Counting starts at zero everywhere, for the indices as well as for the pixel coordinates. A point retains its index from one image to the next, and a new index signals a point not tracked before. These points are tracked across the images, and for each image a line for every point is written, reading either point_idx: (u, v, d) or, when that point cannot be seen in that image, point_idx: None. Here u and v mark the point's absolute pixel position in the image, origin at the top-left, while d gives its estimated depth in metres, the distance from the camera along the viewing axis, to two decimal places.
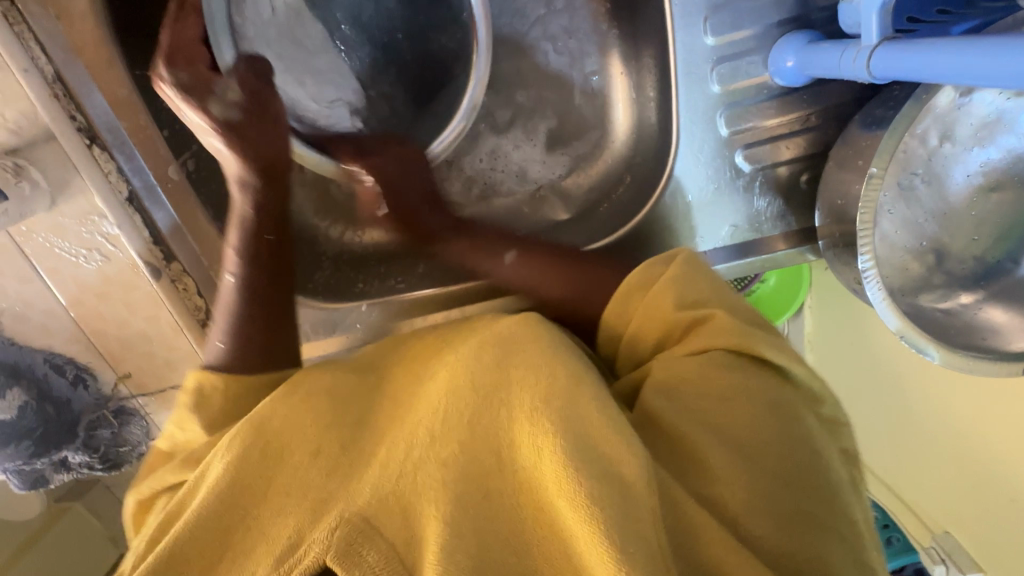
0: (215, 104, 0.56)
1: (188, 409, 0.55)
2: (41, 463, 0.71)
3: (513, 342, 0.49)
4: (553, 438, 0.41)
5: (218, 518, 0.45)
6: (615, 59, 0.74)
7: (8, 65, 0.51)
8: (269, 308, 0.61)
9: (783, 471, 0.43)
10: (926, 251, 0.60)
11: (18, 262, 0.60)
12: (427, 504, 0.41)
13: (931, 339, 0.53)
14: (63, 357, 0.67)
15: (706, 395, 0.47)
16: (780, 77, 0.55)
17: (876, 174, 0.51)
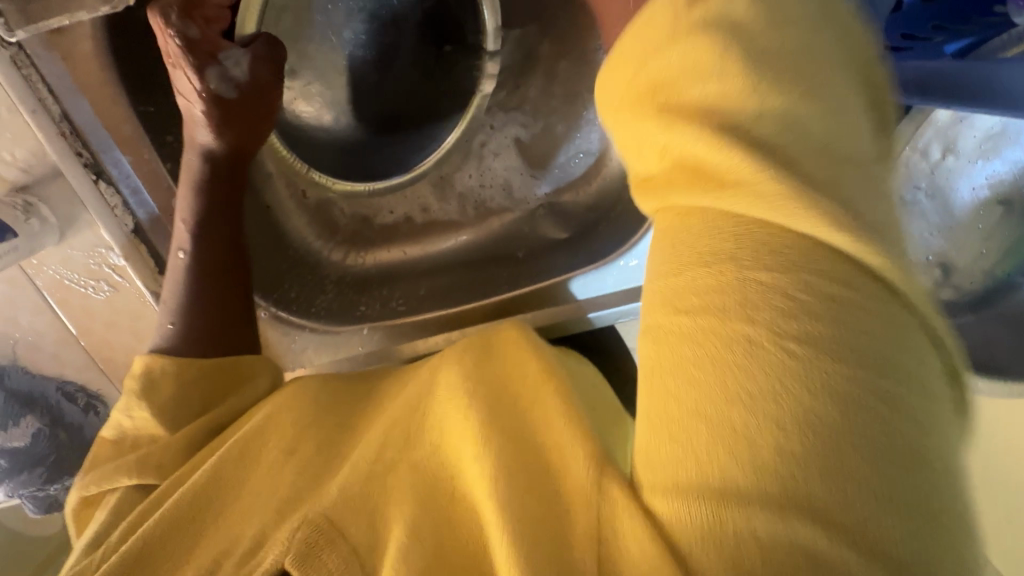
0: (215, 72, 0.57)
1: (136, 394, 0.54)
2: (53, 489, 0.72)
3: (490, 348, 0.54)
4: (504, 424, 0.43)
5: (190, 518, 0.47)
6: None
7: (17, 107, 0.53)
8: (228, 291, 0.61)
9: (833, 439, 0.27)
10: (933, 265, 0.58)
11: (30, 294, 0.62)
12: (394, 509, 0.43)
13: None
14: (75, 385, 0.69)
15: (696, 295, 0.30)
16: None
17: None
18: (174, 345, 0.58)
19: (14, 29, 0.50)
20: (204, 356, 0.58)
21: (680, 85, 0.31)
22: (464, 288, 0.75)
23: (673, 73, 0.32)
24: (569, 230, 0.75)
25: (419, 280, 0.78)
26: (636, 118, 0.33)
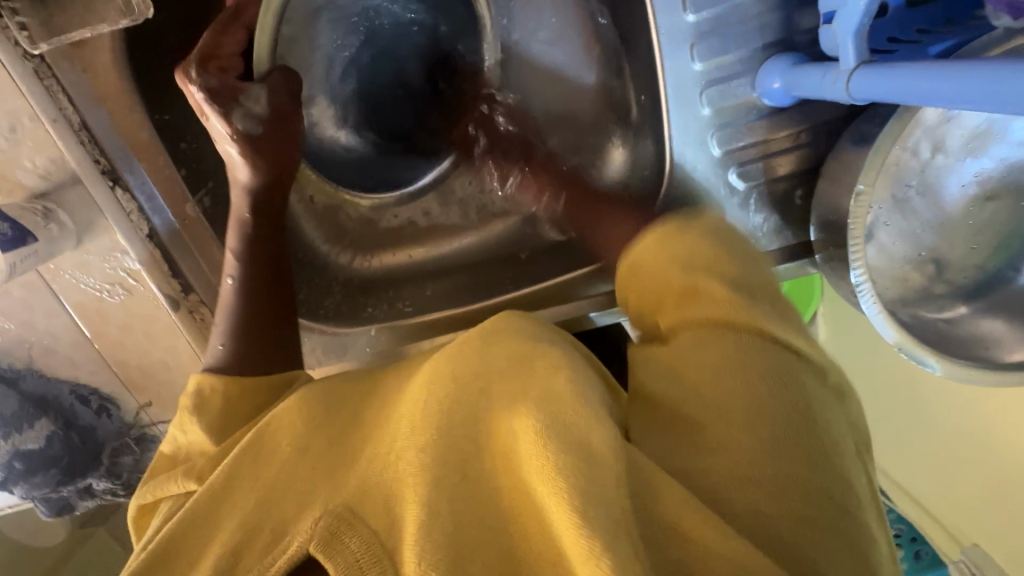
0: (239, 113, 0.60)
1: (188, 411, 0.57)
2: (67, 490, 0.73)
3: (493, 334, 0.54)
4: (528, 418, 0.45)
5: (211, 510, 0.50)
6: (608, 83, 0.73)
7: (38, 116, 0.55)
8: (270, 310, 0.65)
9: (794, 426, 0.44)
10: (925, 261, 0.60)
11: (47, 298, 0.64)
12: (407, 490, 0.45)
13: (931, 350, 0.54)
14: (88, 388, 0.70)
15: (704, 368, 0.46)
16: (768, 98, 0.55)
17: (863, 191, 0.52)
18: (223, 359, 0.61)
19: (38, 42, 0.52)
20: (244, 374, 0.60)
21: (672, 246, 0.55)
22: (470, 290, 0.77)
23: (674, 254, 0.54)
24: (570, 231, 0.77)
25: (424, 283, 0.79)
26: (648, 277, 0.56)
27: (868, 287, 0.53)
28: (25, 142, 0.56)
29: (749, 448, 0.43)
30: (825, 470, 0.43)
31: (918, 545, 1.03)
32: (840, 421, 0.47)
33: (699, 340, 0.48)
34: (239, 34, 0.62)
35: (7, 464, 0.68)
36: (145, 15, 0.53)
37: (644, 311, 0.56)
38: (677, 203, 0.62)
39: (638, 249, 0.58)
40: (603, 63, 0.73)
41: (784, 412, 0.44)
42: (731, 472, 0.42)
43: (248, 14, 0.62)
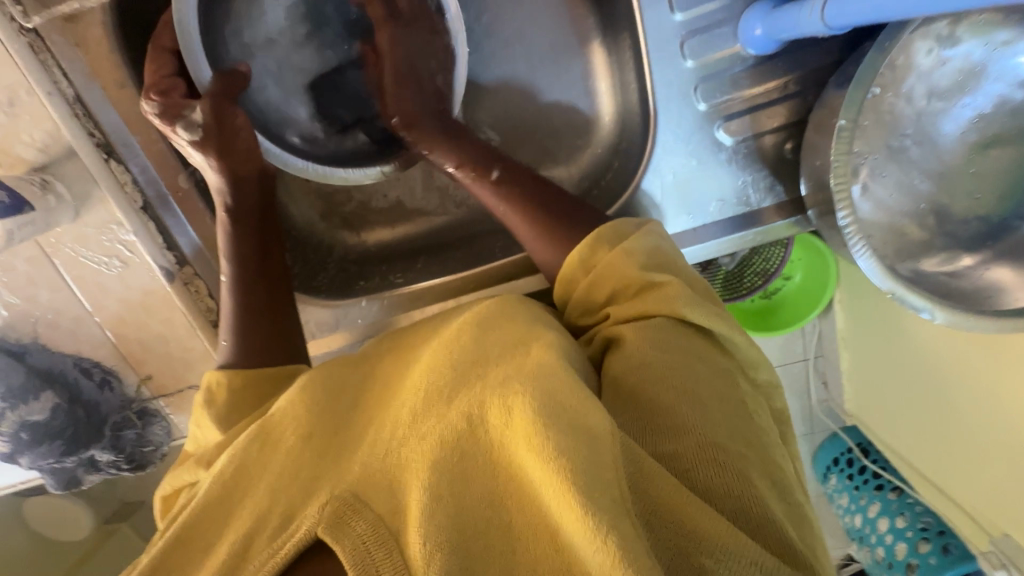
0: (185, 124, 0.62)
1: (201, 408, 0.59)
2: (72, 461, 0.75)
3: (487, 322, 0.55)
4: (521, 398, 0.45)
5: (222, 497, 0.51)
6: (596, 47, 0.72)
7: (33, 88, 0.57)
8: (269, 302, 0.66)
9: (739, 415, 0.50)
10: (925, 213, 0.58)
11: (49, 273, 0.66)
12: (411, 477, 0.46)
13: (927, 297, 0.53)
14: (91, 361, 0.72)
15: (660, 366, 0.50)
16: (751, 46, 0.54)
17: (845, 126, 0.52)
18: (228, 355, 0.63)
19: (31, 15, 0.56)
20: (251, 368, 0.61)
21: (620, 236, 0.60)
22: (460, 263, 0.77)
23: (631, 252, 0.57)
24: None
25: (417, 256, 0.80)
26: (601, 269, 0.58)
27: (859, 240, 0.53)
28: (22, 115, 0.58)
29: (713, 430, 0.47)
30: (766, 452, 0.49)
31: (947, 539, 1.06)
32: (765, 411, 0.54)
33: (645, 340, 0.52)
34: (166, 57, 0.63)
35: (14, 436, 0.71)
36: None
37: (598, 284, 0.58)
38: (666, 162, 0.60)
39: (584, 242, 0.60)
40: (590, 27, 0.72)
41: (730, 402, 0.50)
42: (699, 453, 0.46)
43: (165, 36, 0.63)
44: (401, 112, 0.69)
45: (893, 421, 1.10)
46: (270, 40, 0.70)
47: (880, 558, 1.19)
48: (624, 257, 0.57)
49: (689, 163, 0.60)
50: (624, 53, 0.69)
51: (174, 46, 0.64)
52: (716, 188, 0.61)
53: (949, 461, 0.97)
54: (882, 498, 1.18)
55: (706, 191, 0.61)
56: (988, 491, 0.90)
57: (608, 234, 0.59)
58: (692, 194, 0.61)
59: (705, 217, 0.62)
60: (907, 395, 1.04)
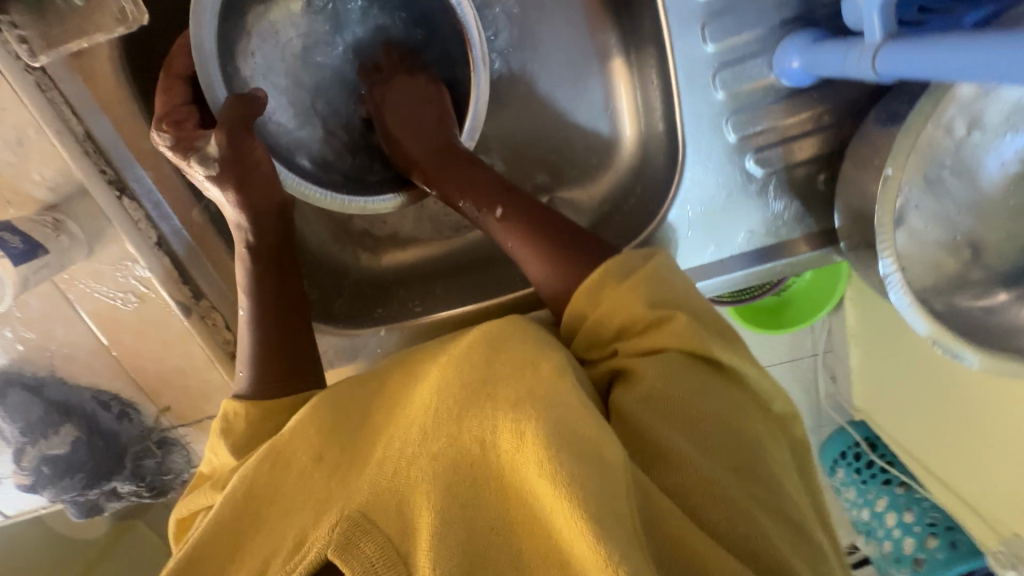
0: (196, 157, 0.58)
1: (216, 435, 0.59)
2: (94, 493, 0.75)
3: (499, 339, 0.52)
4: (532, 422, 0.45)
5: (237, 517, 0.51)
6: (617, 64, 0.70)
7: (43, 129, 0.55)
8: (283, 325, 0.64)
9: (766, 456, 0.50)
10: (961, 245, 0.56)
11: (64, 308, 0.65)
12: (419, 498, 0.46)
13: (969, 344, 0.51)
14: (109, 393, 0.71)
15: (667, 402, 0.49)
16: (786, 77, 0.51)
17: (892, 176, 0.49)
18: (247, 386, 0.61)
19: (39, 55, 0.53)
20: (276, 398, 0.60)
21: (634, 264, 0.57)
22: (478, 289, 0.76)
23: (639, 285, 0.55)
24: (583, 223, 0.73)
25: (435, 278, 0.79)
26: (609, 304, 0.56)
27: (897, 277, 0.50)
28: (32, 155, 0.56)
29: (716, 463, 0.47)
30: (770, 484, 0.48)
31: (953, 534, 1.06)
32: (775, 437, 0.53)
33: (658, 372, 0.51)
34: (181, 87, 0.62)
35: (37, 469, 0.71)
36: (139, 24, 0.53)
37: (607, 319, 0.55)
38: (695, 193, 0.59)
39: (594, 274, 0.57)
40: (611, 44, 0.69)
41: (734, 432, 0.50)
42: (699, 489, 0.46)
43: (178, 64, 0.62)
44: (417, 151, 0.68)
45: (902, 419, 1.10)
46: (281, 65, 0.68)
47: (886, 551, 1.18)
48: (631, 292, 0.55)
49: (719, 194, 0.58)
50: (649, 71, 0.67)
51: (188, 74, 0.62)
52: (745, 219, 0.59)
53: (960, 461, 0.98)
54: (890, 492, 1.17)
55: (735, 222, 0.59)
56: (998, 488, 0.90)
57: (617, 266, 0.57)
58: (722, 225, 0.59)
59: (734, 248, 0.60)
60: (920, 395, 1.04)
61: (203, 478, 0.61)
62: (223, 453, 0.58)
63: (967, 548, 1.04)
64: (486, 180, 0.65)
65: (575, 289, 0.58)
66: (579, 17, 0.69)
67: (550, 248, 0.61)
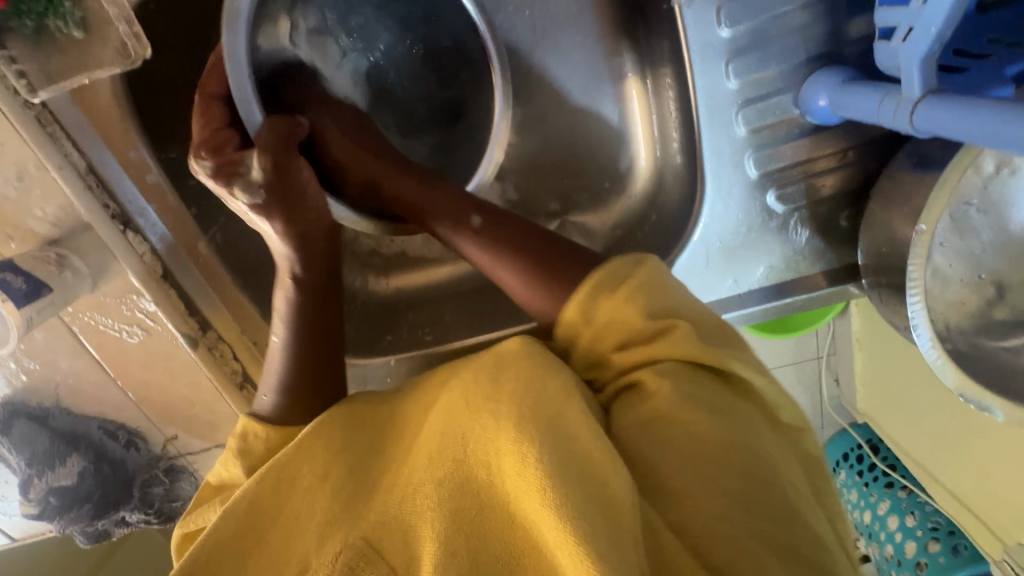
0: (239, 184, 0.56)
1: (233, 453, 0.55)
2: (102, 522, 0.74)
3: (506, 360, 0.50)
4: (531, 447, 0.43)
5: (240, 534, 0.48)
6: (632, 85, 0.67)
7: (44, 164, 0.53)
8: (321, 337, 0.61)
9: (779, 484, 0.43)
10: (985, 283, 0.55)
11: (69, 341, 0.63)
12: (424, 528, 0.44)
13: (996, 396, 0.51)
14: (116, 423, 0.71)
15: (669, 420, 0.45)
16: (813, 115, 0.50)
17: (924, 232, 0.46)
18: (272, 408, 0.58)
19: (37, 90, 0.51)
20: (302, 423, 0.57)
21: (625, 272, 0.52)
22: (489, 314, 0.75)
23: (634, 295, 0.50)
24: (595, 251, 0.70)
25: (444, 302, 0.78)
26: (605, 316, 0.50)
27: (924, 323, 0.48)
28: (33, 189, 0.54)
29: (718, 492, 0.42)
30: (787, 518, 0.41)
31: (955, 539, 1.07)
32: (789, 458, 0.47)
33: (668, 389, 0.46)
34: (217, 106, 0.59)
35: (43, 501, 0.70)
36: (140, 61, 0.52)
37: (602, 337, 0.50)
38: (715, 228, 0.57)
39: (582, 288, 0.51)
40: (625, 65, 0.67)
41: (738, 452, 0.44)
42: (701, 521, 0.40)
43: (212, 83, 0.59)
44: (353, 154, 0.62)
45: (907, 424, 1.09)
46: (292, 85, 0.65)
47: (888, 555, 1.17)
48: (626, 307, 0.49)
49: (738, 229, 0.57)
50: (666, 93, 0.65)
51: (223, 94, 0.59)
52: (764, 255, 0.58)
53: (968, 477, 0.97)
54: (893, 496, 1.18)
55: (754, 257, 0.58)
56: (1005, 504, 0.90)
57: (606, 276, 0.51)
58: (741, 261, 0.58)
59: (753, 282, 0.59)
60: (926, 410, 1.03)
61: (210, 490, 0.56)
62: (233, 465, 0.54)
63: (968, 554, 1.05)
64: (436, 190, 0.61)
65: (566, 302, 0.51)
66: (593, 37, 0.66)
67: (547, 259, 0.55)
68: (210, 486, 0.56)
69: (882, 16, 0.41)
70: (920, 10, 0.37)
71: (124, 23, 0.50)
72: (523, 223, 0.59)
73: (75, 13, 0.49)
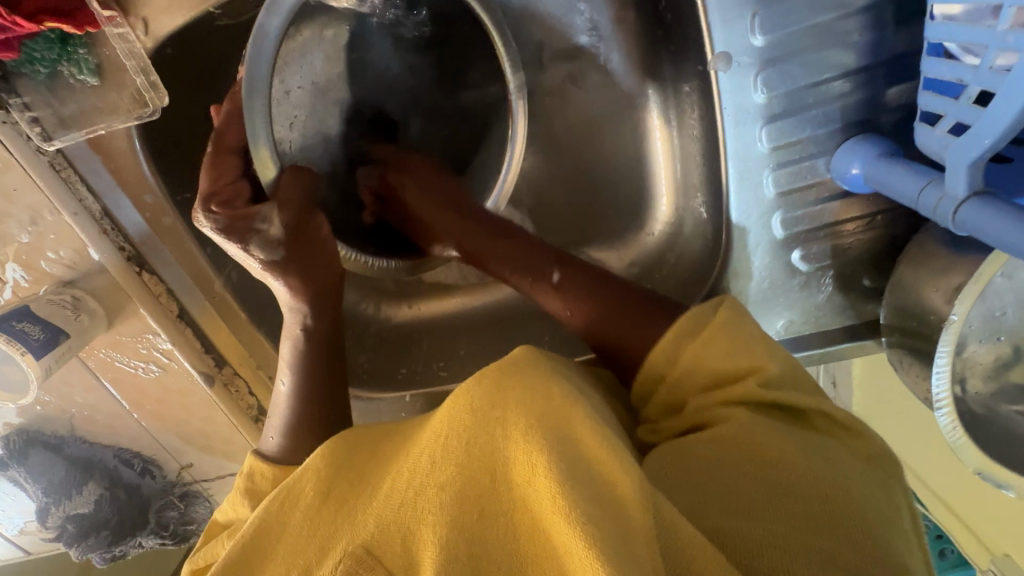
0: (256, 240, 0.52)
1: (241, 493, 0.49)
2: (120, 547, 0.75)
3: (508, 364, 0.44)
4: (544, 452, 0.37)
5: (242, 565, 0.42)
6: (653, 115, 0.63)
7: (58, 211, 0.52)
8: (329, 375, 0.57)
9: (851, 507, 0.37)
10: (1003, 346, 0.53)
11: (85, 376, 0.62)
12: (424, 531, 0.38)
13: (1010, 474, 0.52)
14: (131, 452, 0.70)
15: (735, 441, 0.41)
16: (844, 184, 0.49)
17: (956, 321, 0.46)
18: (278, 449, 0.53)
19: (53, 137, 0.49)
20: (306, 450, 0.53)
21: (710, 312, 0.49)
22: (504, 350, 0.74)
23: (720, 336, 0.46)
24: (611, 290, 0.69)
25: (460, 333, 0.76)
26: (690, 360, 0.47)
27: (947, 404, 0.49)
28: (47, 233, 0.53)
29: (779, 511, 0.36)
30: (851, 537, 0.36)
31: (943, 544, 1.06)
32: (876, 492, 0.40)
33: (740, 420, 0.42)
34: (231, 159, 0.52)
35: (61, 526, 0.71)
36: (157, 112, 0.51)
37: (685, 379, 0.47)
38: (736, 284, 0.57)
39: (673, 327, 0.48)
40: (649, 97, 0.62)
41: (803, 474, 0.39)
42: (762, 530, 0.35)
43: (230, 133, 0.51)
44: (446, 220, 0.62)
45: (894, 429, 1.08)
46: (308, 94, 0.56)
47: None
48: (720, 345, 0.46)
49: (760, 284, 0.57)
50: (690, 122, 0.60)
51: (240, 146, 0.52)
52: (785, 309, 0.58)
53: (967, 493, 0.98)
54: None
55: (775, 311, 0.58)
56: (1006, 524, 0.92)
57: (692, 322, 0.48)
58: (761, 316, 0.58)
59: (773, 334, 0.59)
60: (923, 429, 1.03)
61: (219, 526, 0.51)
62: (240, 506, 0.48)
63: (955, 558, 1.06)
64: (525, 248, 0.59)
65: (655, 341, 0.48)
66: (619, 67, 0.62)
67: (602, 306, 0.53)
68: (218, 522, 0.51)
69: (925, 100, 0.41)
70: (976, 111, 0.36)
71: (141, 74, 0.49)
72: (606, 276, 0.56)
73: (89, 60, 0.47)
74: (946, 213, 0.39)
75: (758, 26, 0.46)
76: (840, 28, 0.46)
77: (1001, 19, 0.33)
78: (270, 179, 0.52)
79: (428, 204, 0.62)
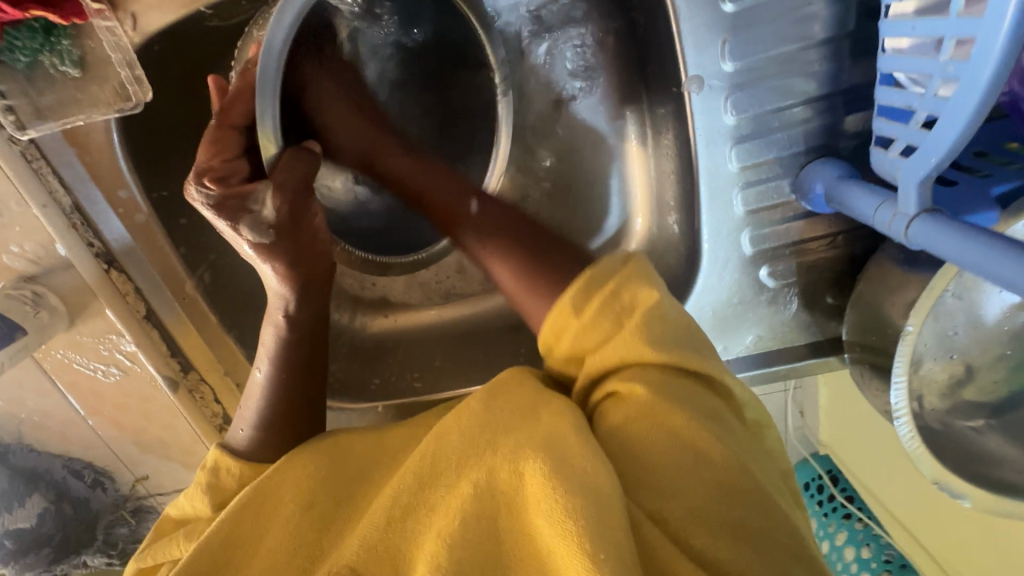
0: (248, 221, 0.50)
1: (201, 487, 0.48)
2: (61, 566, 0.72)
3: (498, 386, 0.44)
4: (537, 463, 0.37)
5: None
6: (632, 138, 0.66)
7: (27, 202, 0.51)
8: (308, 376, 0.55)
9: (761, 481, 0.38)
10: (956, 363, 0.56)
11: (38, 378, 0.59)
12: (419, 548, 0.37)
13: (965, 483, 0.53)
14: (82, 462, 0.66)
15: (649, 414, 0.39)
16: (808, 203, 0.52)
17: (911, 331, 0.48)
18: (248, 442, 0.51)
19: (26, 127, 0.49)
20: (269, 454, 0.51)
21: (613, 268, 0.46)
22: (481, 362, 0.74)
23: (621, 289, 0.44)
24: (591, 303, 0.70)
25: (435, 344, 0.75)
26: (592, 316, 0.44)
27: (905, 414, 0.51)
28: (12, 226, 0.52)
29: (699, 486, 0.37)
30: (766, 512, 0.37)
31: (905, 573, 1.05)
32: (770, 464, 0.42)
33: (648, 390, 0.40)
34: (235, 136, 0.51)
35: None
36: (139, 105, 0.50)
37: (585, 334, 0.44)
38: (706, 299, 0.58)
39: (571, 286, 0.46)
40: (629, 118, 0.65)
41: (731, 455, 0.38)
42: (682, 508, 0.36)
43: (236, 111, 0.51)
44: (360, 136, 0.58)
45: (860, 455, 1.10)
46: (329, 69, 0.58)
47: None
48: (615, 301, 0.44)
49: (731, 300, 0.59)
50: (664, 143, 0.63)
51: (244, 125, 0.52)
52: (753, 324, 0.60)
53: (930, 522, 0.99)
54: (849, 526, 1.15)
55: (744, 326, 0.60)
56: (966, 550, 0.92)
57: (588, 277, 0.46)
58: (728, 332, 0.60)
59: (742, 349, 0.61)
60: (884, 457, 1.05)
61: (171, 522, 0.49)
62: (199, 501, 0.47)
63: None
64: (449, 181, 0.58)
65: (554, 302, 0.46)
66: (601, 86, 0.65)
67: (535, 268, 0.51)
68: (171, 519, 0.49)
69: (880, 125, 0.44)
70: (924, 133, 0.39)
71: (126, 68, 0.49)
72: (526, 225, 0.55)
73: (73, 51, 0.47)
74: (899, 230, 0.41)
75: (727, 52, 0.50)
76: (802, 57, 0.49)
77: (942, 51, 0.36)
78: (270, 155, 0.51)
79: (346, 104, 0.57)
